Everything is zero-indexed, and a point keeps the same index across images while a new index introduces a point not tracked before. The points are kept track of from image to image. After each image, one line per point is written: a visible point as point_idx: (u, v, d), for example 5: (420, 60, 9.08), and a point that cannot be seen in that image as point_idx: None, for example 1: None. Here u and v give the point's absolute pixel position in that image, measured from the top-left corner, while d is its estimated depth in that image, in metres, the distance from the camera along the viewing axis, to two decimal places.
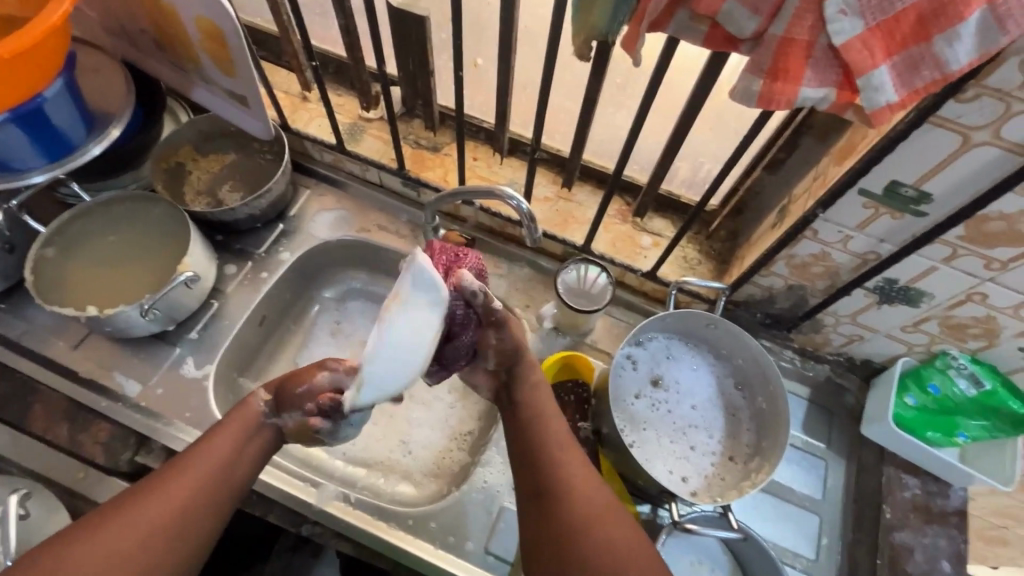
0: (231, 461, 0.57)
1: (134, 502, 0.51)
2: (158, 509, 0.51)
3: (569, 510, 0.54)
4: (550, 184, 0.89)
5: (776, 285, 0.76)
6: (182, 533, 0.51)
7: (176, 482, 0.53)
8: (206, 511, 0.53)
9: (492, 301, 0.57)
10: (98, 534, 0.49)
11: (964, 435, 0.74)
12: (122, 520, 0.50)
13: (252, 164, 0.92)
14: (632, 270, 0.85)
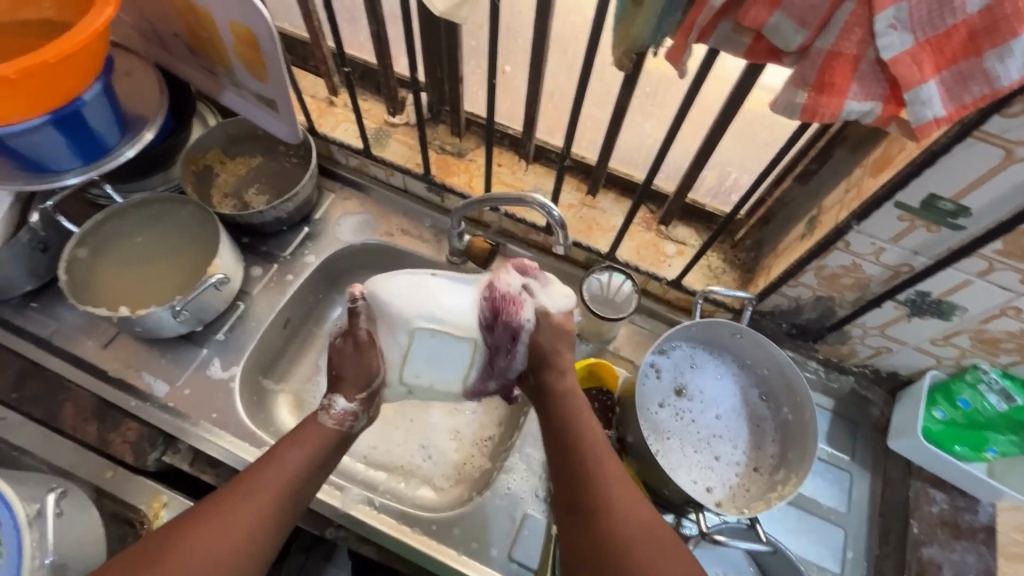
0: (302, 469, 0.61)
1: (220, 513, 0.55)
2: (237, 521, 0.55)
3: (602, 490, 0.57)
4: (575, 191, 0.89)
5: (804, 295, 0.76)
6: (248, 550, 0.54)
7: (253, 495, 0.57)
8: (276, 525, 0.57)
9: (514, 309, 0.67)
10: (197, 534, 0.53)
11: (994, 450, 0.73)
12: (200, 537, 0.53)
13: (279, 167, 0.93)
14: (657, 278, 0.85)
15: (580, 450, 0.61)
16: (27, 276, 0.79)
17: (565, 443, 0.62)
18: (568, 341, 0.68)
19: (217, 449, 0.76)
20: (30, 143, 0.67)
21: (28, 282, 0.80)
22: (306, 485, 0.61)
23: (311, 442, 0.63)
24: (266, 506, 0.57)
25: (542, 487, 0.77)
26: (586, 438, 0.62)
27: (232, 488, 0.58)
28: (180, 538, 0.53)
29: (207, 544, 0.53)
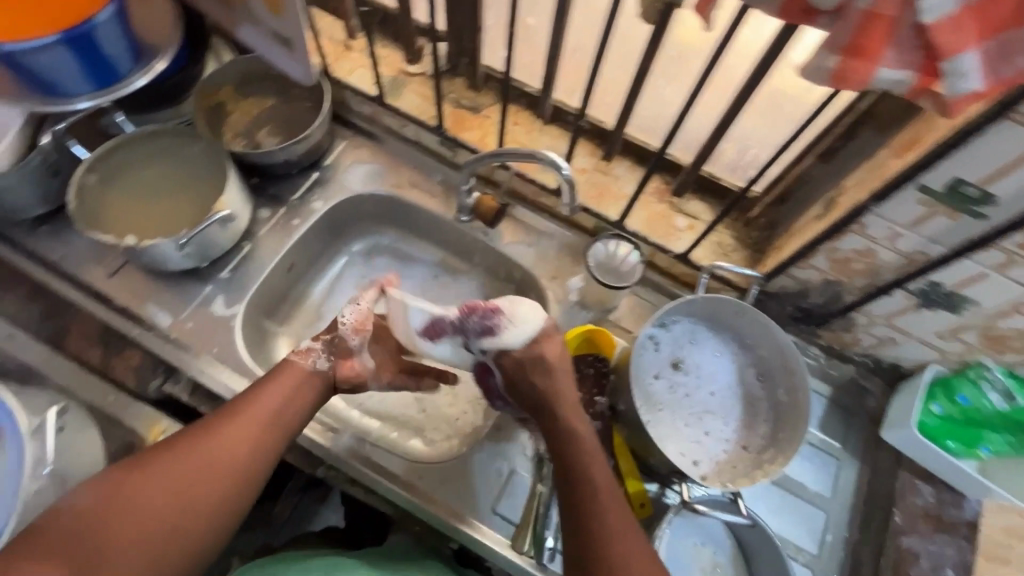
0: (283, 409, 0.66)
1: (201, 438, 0.60)
2: (215, 455, 0.60)
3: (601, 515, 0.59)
4: (589, 156, 0.87)
5: (813, 278, 0.74)
6: (232, 474, 0.60)
7: (232, 430, 0.62)
8: (256, 457, 0.62)
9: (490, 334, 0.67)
10: (182, 453, 0.59)
11: (987, 448, 0.73)
12: (173, 467, 0.58)
13: (291, 111, 0.92)
14: (665, 251, 0.84)
15: (586, 499, 0.60)
16: (38, 199, 0.79)
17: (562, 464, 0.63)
18: (545, 369, 0.66)
19: (216, 383, 0.77)
20: (43, 66, 0.67)
21: (39, 206, 0.80)
22: (282, 422, 0.65)
23: (292, 379, 0.68)
24: (247, 431, 0.62)
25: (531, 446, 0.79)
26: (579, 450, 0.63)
27: (214, 418, 0.63)
28: (165, 459, 0.58)
29: (187, 465, 0.58)
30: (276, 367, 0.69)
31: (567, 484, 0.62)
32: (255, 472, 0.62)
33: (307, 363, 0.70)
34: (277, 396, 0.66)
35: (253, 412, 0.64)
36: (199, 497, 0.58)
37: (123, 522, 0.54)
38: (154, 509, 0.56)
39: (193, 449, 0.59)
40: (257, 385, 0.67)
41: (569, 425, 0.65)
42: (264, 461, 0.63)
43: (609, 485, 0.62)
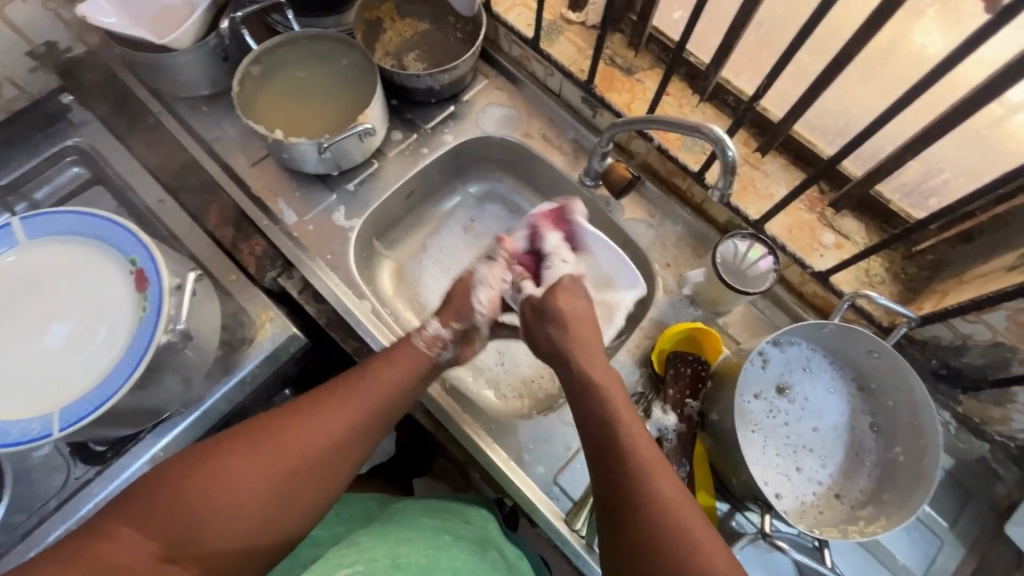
0: (387, 397, 0.65)
1: (303, 417, 0.60)
2: (314, 435, 0.59)
3: (667, 527, 0.50)
4: (741, 145, 0.80)
5: (978, 336, 0.65)
6: (328, 457, 0.59)
7: (333, 415, 0.61)
8: (354, 443, 0.62)
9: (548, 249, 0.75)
10: (285, 428, 0.59)
11: None
12: (273, 441, 0.58)
13: (442, 39, 0.91)
14: (802, 265, 0.75)
15: (650, 503, 0.52)
16: (207, 79, 0.84)
17: (614, 458, 0.55)
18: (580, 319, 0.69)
19: (324, 287, 0.81)
20: None
21: (205, 86, 0.85)
22: (385, 411, 0.65)
23: (402, 367, 0.67)
24: (349, 415, 0.62)
25: None
26: (637, 444, 0.56)
27: (318, 397, 0.63)
28: (268, 433, 0.58)
29: (287, 443, 0.58)
30: (385, 353, 0.69)
31: (621, 489, 0.53)
32: (352, 458, 0.61)
33: (419, 350, 0.69)
34: (383, 383, 0.65)
35: (355, 402, 0.63)
36: (290, 483, 0.57)
37: (219, 494, 0.54)
38: (248, 486, 0.55)
39: (289, 430, 0.59)
40: (365, 372, 0.66)
41: (611, 408, 0.60)
42: (359, 449, 0.62)
43: (681, 490, 0.53)
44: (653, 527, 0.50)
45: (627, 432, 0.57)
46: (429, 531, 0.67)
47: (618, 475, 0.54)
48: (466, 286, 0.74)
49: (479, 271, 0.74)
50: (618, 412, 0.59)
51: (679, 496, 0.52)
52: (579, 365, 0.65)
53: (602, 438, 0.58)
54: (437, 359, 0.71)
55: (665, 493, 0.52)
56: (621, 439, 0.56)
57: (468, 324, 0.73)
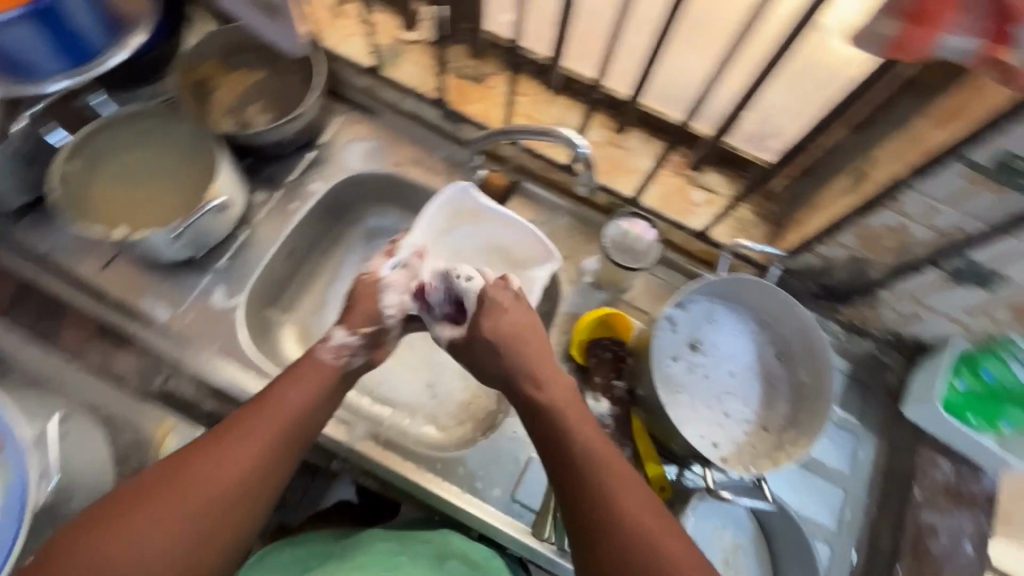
0: (304, 410, 0.61)
1: (213, 451, 0.55)
2: (229, 466, 0.55)
3: (636, 535, 0.53)
4: (602, 128, 0.84)
5: (838, 255, 0.72)
6: (250, 486, 0.55)
7: (247, 437, 0.57)
8: (276, 466, 0.58)
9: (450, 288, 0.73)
10: (194, 469, 0.54)
11: (1009, 423, 0.72)
12: (183, 486, 0.53)
13: (282, 85, 0.86)
14: (681, 227, 0.80)
15: (618, 518, 0.54)
16: (19, 189, 0.74)
17: (579, 478, 0.56)
18: (518, 335, 0.68)
19: (222, 378, 0.75)
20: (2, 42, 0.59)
21: (20, 197, 0.75)
22: (305, 427, 0.61)
23: (311, 378, 0.64)
24: (265, 436, 0.57)
25: None
26: (596, 457, 0.57)
27: (227, 425, 0.58)
28: (174, 478, 0.54)
29: (198, 482, 0.53)
30: (290, 370, 0.65)
31: (591, 507, 0.55)
32: (275, 482, 0.57)
33: (326, 361, 0.66)
34: (295, 398, 0.61)
35: (268, 422, 0.59)
36: (207, 523, 0.53)
37: (130, 556, 0.49)
38: (163, 538, 0.51)
39: (199, 468, 0.54)
40: (272, 390, 0.61)
41: (566, 424, 0.60)
42: (284, 470, 0.58)
43: (643, 495, 0.56)
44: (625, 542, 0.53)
45: (591, 455, 0.57)
46: (382, 556, 0.67)
47: (587, 496, 0.55)
48: (374, 291, 0.73)
49: (380, 268, 0.75)
50: (575, 427, 0.60)
51: (644, 502, 0.55)
52: (532, 381, 0.65)
53: (565, 463, 0.58)
54: (349, 366, 0.68)
55: (630, 503, 0.54)
56: (584, 455, 0.58)
57: (379, 325, 0.71)
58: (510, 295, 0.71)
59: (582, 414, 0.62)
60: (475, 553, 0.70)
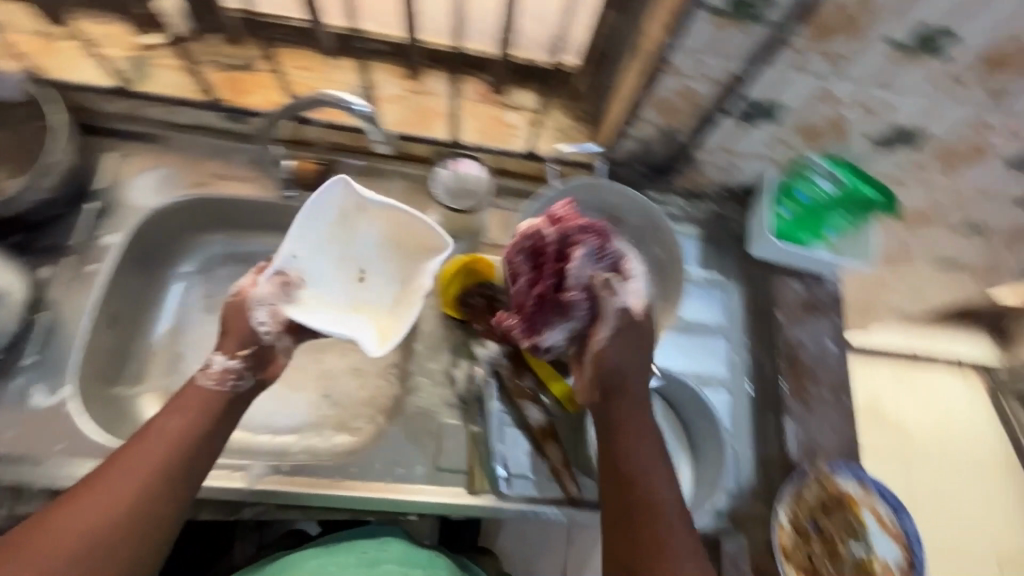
0: (182, 445, 0.56)
1: (77, 501, 0.51)
2: (95, 514, 0.51)
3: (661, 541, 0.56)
4: (398, 80, 0.80)
5: (650, 133, 0.74)
6: (121, 530, 0.51)
7: (115, 482, 0.53)
8: (154, 508, 0.53)
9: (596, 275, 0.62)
10: (57, 523, 0.50)
11: (831, 230, 0.81)
12: (43, 543, 0.49)
13: (20, 137, 0.73)
14: (509, 154, 0.79)
15: (650, 521, 0.57)
16: None
17: (622, 475, 0.60)
18: (643, 334, 0.64)
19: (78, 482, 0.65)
20: None
21: None
22: (185, 463, 0.56)
23: (188, 407, 0.58)
24: (136, 478, 0.53)
25: (451, 394, 0.76)
26: (634, 466, 0.60)
27: (99, 471, 0.54)
28: (38, 534, 0.50)
29: (61, 536, 0.50)
30: (170, 403, 0.58)
31: (628, 506, 0.58)
32: (154, 524, 0.53)
33: (207, 389, 0.60)
34: (171, 434, 0.56)
35: (138, 462, 0.54)
36: None
37: None
38: None
39: (60, 519, 0.50)
40: (146, 426, 0.56)
41: (624, 425, 0.62)
42: (165, 510, 0.54)
43: (679, 509, 0.59)
44: (654, 544, 0.56)
45: (638, 458, 0.61)
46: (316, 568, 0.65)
47: (630, 494, 0.59)
48: (241, 308, 0.62)
49: (251, 284, 0.62)
50: (626, 437, 0.62)
51: (677, 517, 0.58)
52: (615, 395, 0.63)
53: (618, 460, 0.61)
54: (236, 389, 0.61)
55: (670, 515, 0.58)
56: (631, 459, 0.61)
57: (257, 343, 0.61)
58: (649, 334, 0.64)
59: (647, 428, 0.63)
60: (422, 556, 0.70)
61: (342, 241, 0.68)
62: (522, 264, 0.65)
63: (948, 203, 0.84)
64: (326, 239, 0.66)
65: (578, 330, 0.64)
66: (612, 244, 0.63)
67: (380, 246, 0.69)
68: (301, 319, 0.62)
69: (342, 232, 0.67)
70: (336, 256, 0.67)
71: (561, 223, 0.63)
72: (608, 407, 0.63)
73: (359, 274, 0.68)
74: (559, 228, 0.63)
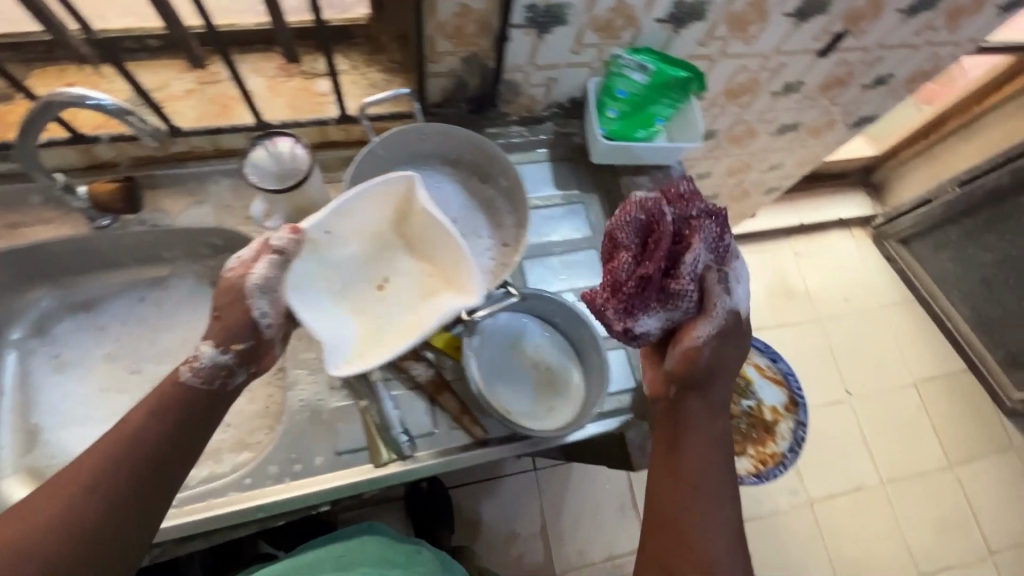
0: (163, 438, 0.56)
1: (49, 495, 0.50)
2: (70, 508, 0.50)
3: (705, 535, 0.58)
4: (184, 74, 0.75)
5: (454, 65, 0.73)
6: (102, 521, 0.51)
7: (93, 474, 0.51)
8: (138, 499, 0.53)
9: (687, 249, 0.59)
10: (26, 521, 0.49)
11: (660, 119, 0.82)
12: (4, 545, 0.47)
13: None
14: (323, 122, 0.76)
15: (698, 512, 0.59)
16: None
17: (676, 462, 0.61)
18: (721, 370, 0.63)
19: None
20: None
21: None
22: (168, 456, 0.55)
23: (171, 401, 0.57)
24: (118, 470, 0.53)
25: (335, 378, 0.74)
26: (695, 461, 0.61)
27: (71, 465, 0.52)
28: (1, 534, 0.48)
29: (32, 534, 0.48)
30: (146, 400, 0.57)
31: (676, 488, 0.60)
32: (136, 515, 0.53)
33: (190, 387, 0.59)
34: (152, 426, 0.55)
35: (117, 455, 0.53)
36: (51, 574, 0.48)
37: None
38: None
39: (28, 517, 0.49)
40: (126, 419, 0.55)
41: (691, 415, 0.63)
42: (145, 501, 0.54)
43: (734, 513, 0.60)
44: (694, 531, 0.58)
45: (701, 452, 0.61)
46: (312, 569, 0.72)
47: (682, 483, 0.60)
48: (233, 292, 0.60)
49: (250, 260, 0.61)
50: (699, 430, 0.62)
51: (732, 526, 0.59)
52: (696, 396, 0.63)
53: (677, 446, 0.62)
54: (225, 387, 0.61)
55: (717, 512, 0.59)
56: (698, 453, 0.61)
57: (255, 337, 0.61)
58: (729, 339, 0.63)
59: (717, 430, 0.63)
60: (397, 551, 0.76)
61: (381, 254, 0.74)
62: (629, 239, 0.61)
63: (757, 68, 0.89)
64: (367, 235, 0.71)
65: (673, 319, 0.62)
66: (728, 236, 0.61)
67: (415, 268, 0.74)
68: (300, 310, 0.64)
69: (387, 254, 0.74)
70: (355, 248, 0.71)
71: (682, 202, 0.61)
72: (686, 400, 0.63)
73: (380, 283, 0.73)
74: (680, 211, 0.60)
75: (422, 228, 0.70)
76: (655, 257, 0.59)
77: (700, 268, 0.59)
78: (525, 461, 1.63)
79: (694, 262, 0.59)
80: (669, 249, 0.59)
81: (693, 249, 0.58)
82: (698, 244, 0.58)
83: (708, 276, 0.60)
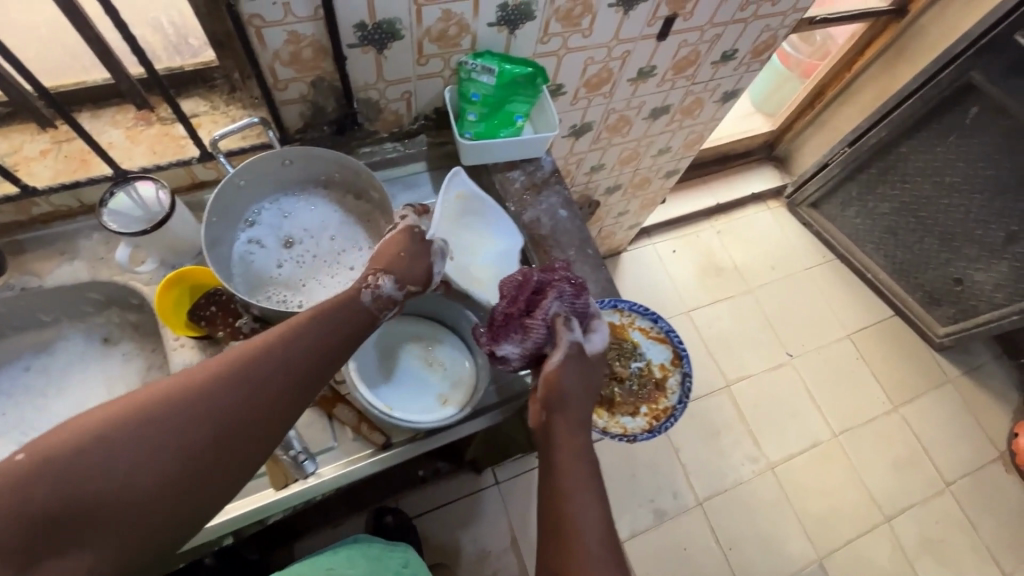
0: (313, 358, 0.59)
1: (246, 359, 0.55)
2: (237, 394, 0.53)
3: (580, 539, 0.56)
4: (39, 135, 0.76)
5: (303, 89, 0.77)
6: (247, 425, 0.54)
7: (271, 360, 0.56)
8: (289, 405, 0.56)
9: (545, 299, 0.67)
10: (206, 389, 0.52)
11: (520, 116, 0.85)
12: (184, 411, 0.51)
13: None
14: (184, 162, 0.78)
15: (572, 518, 0.57)
16: None
17: (548, 477, 0.60)
18: (580, 383, 0.66)
19: None
20: None
21: None
22: (309, 381, 0.58)
23: (337, 315, 0.62)
24: (274, 383, 0.56)
25: None
26: (567, 468, 0.61)
27: (269, 335, 0.58)
28: (190, 388, 0.52)
29: (202, 414, 0.51)
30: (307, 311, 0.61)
31: (549, 502, 0.59)
32: (276, 427, 0.56)
33: (354, 312, 0.63)
34: (304, 344, 0.58)
35: (278, 359, 0.56)
36: (192, 469, 0.51)
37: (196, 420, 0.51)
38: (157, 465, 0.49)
39: (229, 374, 0.54)
40: (303, 316, 0.60)
41: (556, 428, 0.63)
42: (279, 420, 0.56)
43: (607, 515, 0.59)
44: (568, 538, 0.56)
45: (570, 460, 0.61)
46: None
47: (553, 494, 0.59)
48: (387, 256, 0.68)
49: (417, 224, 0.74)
50: (565, 440, 0.63)
51: (604, 527, 0.58)
52: (562, 411, 0.64)
53: (550, 460, 0.62)
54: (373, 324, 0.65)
55: (590, 515, 0.58)
56: (568, 461, 0.61)
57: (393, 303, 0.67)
58: (588, 367, 0.68)
59: (584, 440, 0.64)
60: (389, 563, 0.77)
61: (456, 221, 0.80)
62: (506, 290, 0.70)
63: (606, 58, 0.96)
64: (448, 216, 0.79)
65: (532, 352, 0.67)
66: (586, 297, 0.69)
67: (473, 243, 0.80)
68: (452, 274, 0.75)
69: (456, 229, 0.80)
70: (451, 223, 0.79)
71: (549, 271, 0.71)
72: (553, 417, 0.64)
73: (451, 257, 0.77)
74: (546, 276, 0.70)
75: (474, 211, 0.82)
76: (519, 304, 0.68)
77: (556, 312, 0.67)
78: (486, 477, 1.61)
79: (551, 313, 0.67)
80: (531, 301, 0.68)
81: (552, 301, 0.67)
82: (558, 296, 0.68)
83: (561, 322, 0.67)
